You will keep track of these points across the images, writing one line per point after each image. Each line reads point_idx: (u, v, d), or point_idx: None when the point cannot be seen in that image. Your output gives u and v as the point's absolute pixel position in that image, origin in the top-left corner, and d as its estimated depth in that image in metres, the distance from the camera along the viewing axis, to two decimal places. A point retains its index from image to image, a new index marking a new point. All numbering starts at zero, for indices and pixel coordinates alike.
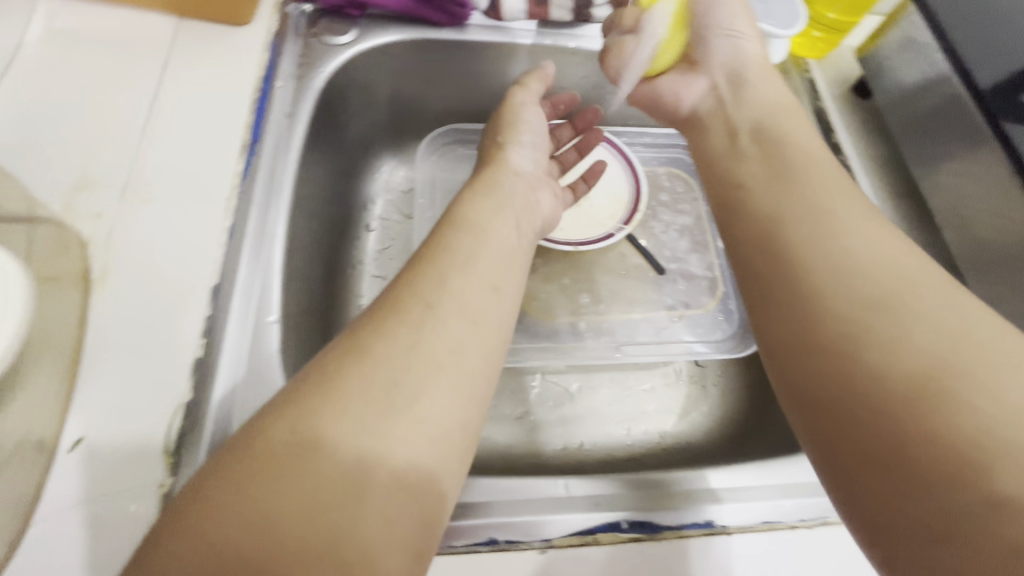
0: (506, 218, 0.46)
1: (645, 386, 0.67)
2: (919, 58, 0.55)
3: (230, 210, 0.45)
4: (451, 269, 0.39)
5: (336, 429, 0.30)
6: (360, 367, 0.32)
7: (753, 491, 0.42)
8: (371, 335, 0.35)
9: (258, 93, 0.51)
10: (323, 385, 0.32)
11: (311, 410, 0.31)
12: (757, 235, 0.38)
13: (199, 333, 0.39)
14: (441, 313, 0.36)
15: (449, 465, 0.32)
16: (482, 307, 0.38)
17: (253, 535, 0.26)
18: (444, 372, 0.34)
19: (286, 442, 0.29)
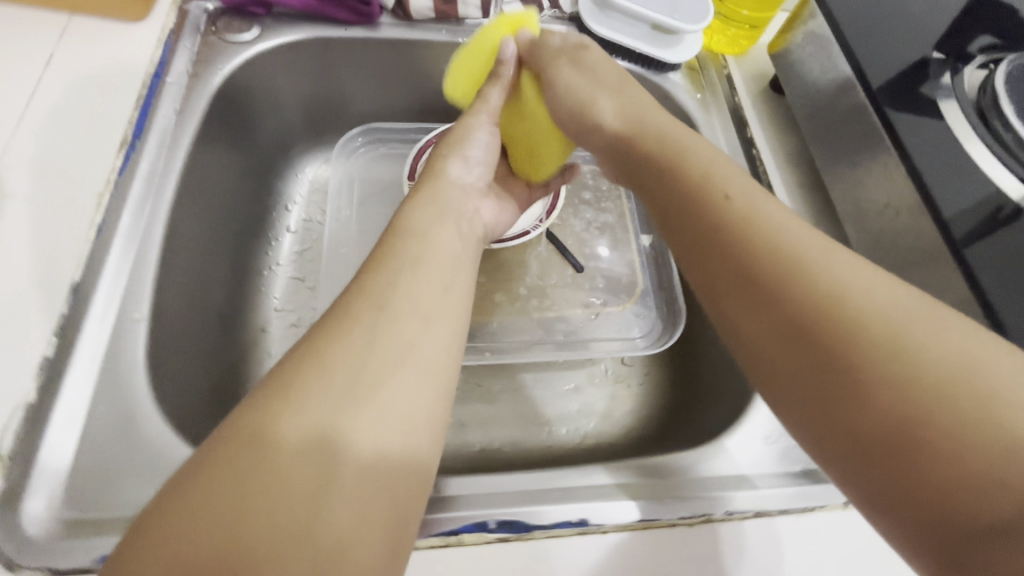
0: (449, 222, 0.42)
1: (570, 384, 0.64)
2: (821, 58, 0.56)
3: (100, 207, 0.44)
4: (400, 271, 0.36)
5: (294, 440, 0.28)
6: (313, 374, 0.30)
7: (631, 487, 0.41)
8: (317, 343, 0.32)
9: (145, 89, 0.50)
10: (281, 393, 0.30)
11: (261, 421, 0.28)
12: (714, 230, 0.36)
13: (51, 332, 0.39)
14: (392, 312, 0.33)
15: (421, 455, 0.30)
16: (437, 300, 0.35)
17: (219, 554, 0.24)
18: (409, 368, 0.32)
19: (241, 465, 0.27)
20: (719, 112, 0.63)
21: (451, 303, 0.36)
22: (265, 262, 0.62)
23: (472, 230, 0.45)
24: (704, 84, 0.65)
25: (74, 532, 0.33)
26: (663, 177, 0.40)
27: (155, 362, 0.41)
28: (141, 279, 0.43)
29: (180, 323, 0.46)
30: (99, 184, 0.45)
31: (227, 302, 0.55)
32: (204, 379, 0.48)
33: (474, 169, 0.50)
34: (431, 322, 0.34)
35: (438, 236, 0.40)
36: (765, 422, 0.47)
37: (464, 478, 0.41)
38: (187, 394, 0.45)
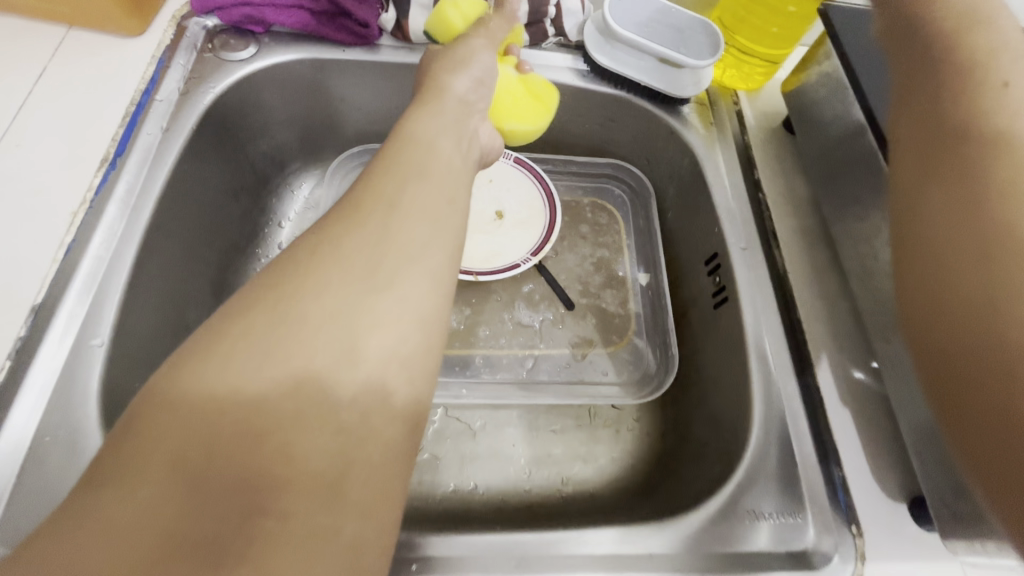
0: (456, 135, 0.41)
1: (553, 426, 0.61)
2: (834, 102, 0.52)
3: (73, 226, 0.44)
4: (405, 172, 0.35)
5: (318, 312, 0.29)
6: (326, 257, 0.31)
7: (589, 560, 0.39)
8: (333, 232, 0.32)
9: (133, 106, 0.50)
10: (299, 272, 0.30)
11: (281, 293, 0.30)
12: (966, 177, 0.31)
13: (7, 355, 0.38)
14: (403, 213, 0.33)
15: (431, 347, 0.32)
16: (444, 206, 0.35)
17: (238, 417, 0.26)
18: (419, 260, 0.32)
19: (264, 327, 0.28)
20: (726, 150, 0.60)
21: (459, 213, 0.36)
22: (250, 279, 0.60)
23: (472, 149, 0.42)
24: (712, 120, 0.62)
25: None
26: (921, 97, 0.35)
27: (111, 389, 0.40)
28: (105, 300, 0.42)
29: (147, 346, 0.45)
30: (76, 204, 0.45)
31: (205, 321, 0.54)
32: None
33: (475, 72, 0.47)
34: (440, 225, 0.34)
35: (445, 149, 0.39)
36: (750, 494, 0.43)
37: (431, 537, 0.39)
38: None
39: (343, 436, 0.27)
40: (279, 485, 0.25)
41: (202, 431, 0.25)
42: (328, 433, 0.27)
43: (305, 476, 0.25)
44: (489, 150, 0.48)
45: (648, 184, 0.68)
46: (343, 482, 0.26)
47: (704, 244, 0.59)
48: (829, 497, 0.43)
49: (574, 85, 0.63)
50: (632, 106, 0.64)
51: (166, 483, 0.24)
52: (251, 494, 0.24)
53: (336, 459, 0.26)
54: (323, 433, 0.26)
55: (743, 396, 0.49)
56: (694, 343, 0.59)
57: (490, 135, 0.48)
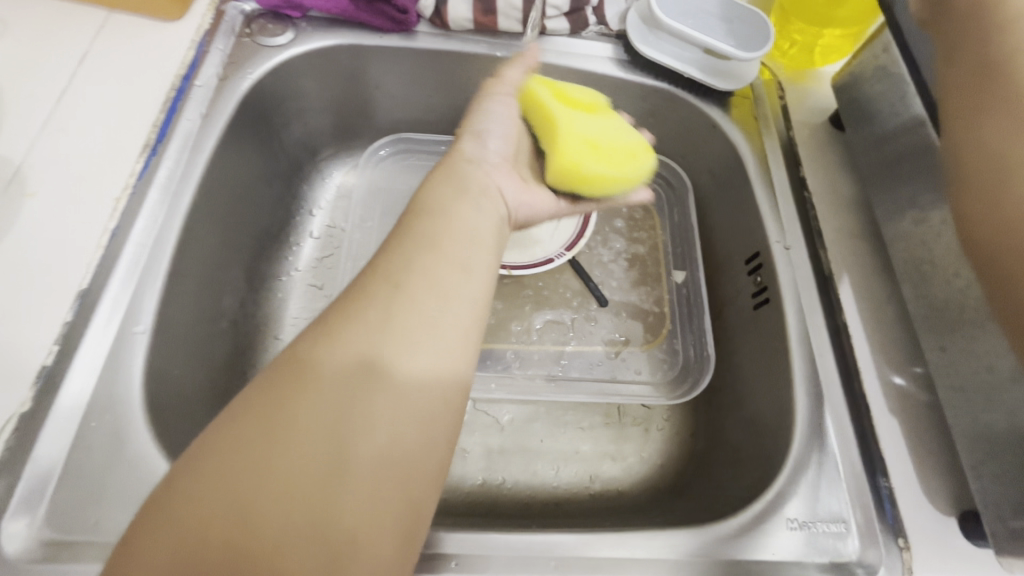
0: (472, 198, 0.41)
1: (583, 423, 0.60)
2: (891, 96, 0.50)
3: (116, 211, 0.44)
4: (415, 250, 0.37)
5: (306, 417, 0.30)
6: (325, 349, 0.32)
7: (628, 563, 0.39)
8: (333, 326, 0.34)
9: (173, 91, 0.50)
10: (290, 374, 0.32)
11: (272, 396, 0.31)
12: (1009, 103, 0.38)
13: (53, 339, 0.39)
14: (407, 291, 0.35)
15: (429, 447, 0.32)
16: (451, 283, 0.36)
17: (223, 527, 0.27)
18: (417, 350, 0.33)
19: (278, 408, 0.30)
20: (771, 146, 0.58)
21: (470, 289, 0.37)
22: (282, 267, 0.60)
23: (501, 210, 0.43)
24: (756, 114, 0.60)
25: (52, 554, 0.33)
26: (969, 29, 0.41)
27: (152, 373, 0.40)
28: (148, 287, 0.42)
29: (185, 332, 0.46)
30: (118, 189, 0.45)
31: (239, 308, 0.54)
32: (206, 389, 0.47)
33: (495, 139, 0.47)
34: (448, 305, 0.35)
35: (462, 212, 0.40)
36: (792, 502, 0.42)
37: (468, 534, 0.39)
38: (187, 405, 0.44)
39: (331, 545, 0.27)
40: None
41: (192, 538, 0.27)
42: (314, 542, 0.27)
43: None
44: (524, 214, 0.46)
45: (685, 179, 0.67)
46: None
47: (744, 242, 0.58)
48: (875, 508, 0.42)
49: (614, 75, 0.61)
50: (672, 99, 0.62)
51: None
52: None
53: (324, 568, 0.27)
54: (310, 542, 0.27)
55: (784, 400, 0.47)
56: (730, 344, 0.58)
57: (524, 198, 0.46)
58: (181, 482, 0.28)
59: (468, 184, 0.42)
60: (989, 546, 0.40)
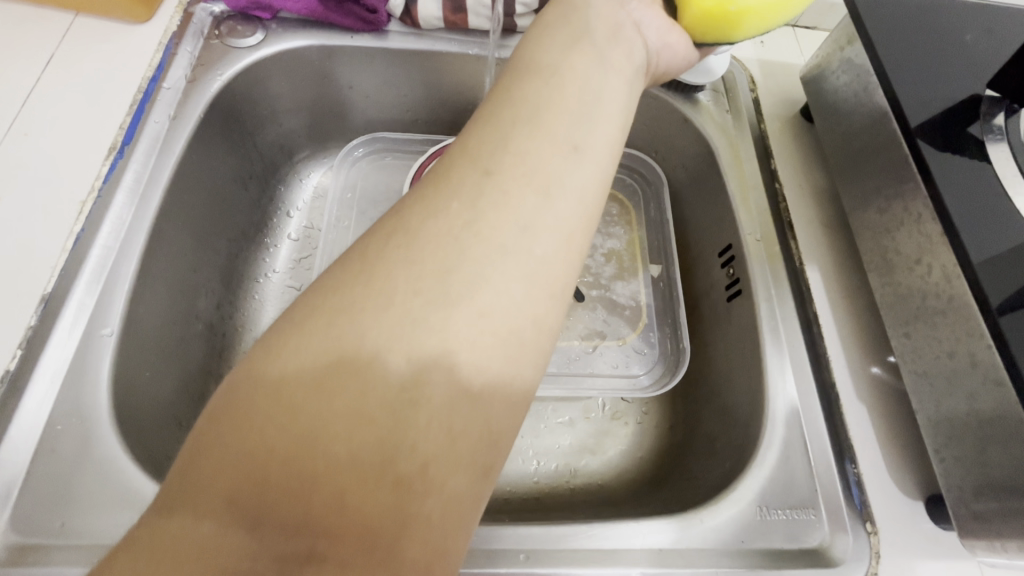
0: (586, 50, 0.33)
1: (562, 418, 0.60)
2: (856, 87, 0.51)
3: (82, 215, 0.43)
4: (515, 126, 0.30)
5: (382, 329, 0.25)
6: (408, 243, 0.27)
7: (601, 554, 0.39)
8: (421, 214, 0.27)
9: (141, 94, 0.50)
10: (366, 269, 0.26)
11: (343, 307, 0.25)
12: None
13: (18, 345, 0.38)
14: (500, 177, 0.28)
15: (520, 375, 0.26)
16: (550, 171, 0.29)
17: (287, 452, 0.22)
18: (512, 250, 0.27)
19: (343, 319, 0.25)
20: (742, 140, 0.59)
21: (579, 177, 0.30)
22: (259, 268, 0.60)
23: (627, 63, 0.35)
24: (727, 108, 0.61)
25: (16, 558, 0.33)
26: None
27: (121, 377, 0.40)
28: (115, 291, 0.41)
29: (156, 333, 0.45)
30: (86, 192, 0.44)
31: (214, 310, 0.54)
32: (178, 391, 0.47)
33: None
34: (551, 200, 0.29)
35: (572, 72, 0.32)
36: (763, 491, 0.42)
37: None
38: (159, 408, 0.44)
39: (403, 485, 0.22)
40: (333, 532, 0.21)
41: (251, 462, 0.22)
42: (385, 482, 0.22)
43: (359, 519, 0.22)
44: (664, 60, 0.40)
45: (660, 174, 0.67)
46: (404, 533, 0.22)
47: (718, 234, 0.58)
48: (843, 493, 0.42)
49: None
50: (644, 94, 0.63)
51: (220, 517, 0.21)
52: (305, 541, 0.21)
53: (396, 513, 0.22)
54: (381, 480, 0.22)
55: (756, 390, 0.48)
56: (707, 336, 0.58)
57: (666, 39, 0.39)
58: (240, 396, 0.23)
59: (581, 30, 0.34)
60: (954, 528, 0.40)
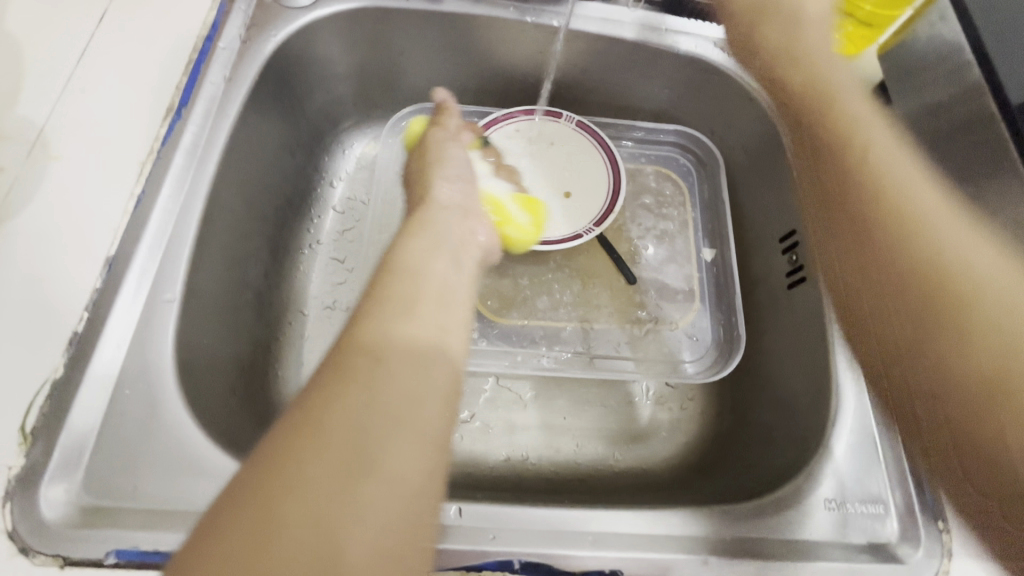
0: (442, 254, 0.38)
1: (607, 401, 0.59)
2: (945, 65, 0.48)
3: (142, 176, 0.42)
4: (394, 315, 0.32)
5: (294, 509, 0.24)
6: (309, 436, 0.26)
7: (664, 539, 0.38)
8: (318, 397, 0.28)
9: (195, 54, 0.48)
10: (271, 459, 0.25)
11: (255, 493, 0.24)
12: (882, 263, 0.38)
13: (83, 306, 0.37)
14: (390, 360, 0.30)
15: (426, 526, 0.27)
16: (430, 342, 0.32)
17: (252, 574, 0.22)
18: (407, 424, 0.28)
19: (255, 508, 0.24)
20: None
21: (450, 356, 0.33)
22: (304, 239, 0.59)
23: (471, 263, 0.41)
24: None
25: (90, 521, 0.32)
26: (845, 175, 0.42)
27: (183, 345, 0.40)
28: (177, 257, 0.41)
29: (213, 301, 0.45)
30: (143, 153, 0.43)
31: (262, 280, 0.53)
32: (234, 360, 0.46)
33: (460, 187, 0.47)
34: (429, 373, 0.31)
35: (433, 274, 0.36)
36: (829, 483, 0.41)
37: (490, 508, 0.38)
38: (217, 377, 0.43)
39: None
40: None
41: None
42: None
43: None
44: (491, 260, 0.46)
45: (717, 155, 0.65)
46: None
47: (780, 220, 0.56)
48: (913, 489, 0.41)
49: (647, 43, 0.59)
50: (707, 70, 0.60)
51: None
52: None
53: None
54: None
55: (822, 380, 0.47)
56: (762, 324, 0.57)
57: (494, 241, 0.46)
58: None
59: (439, 239, 0.40)
60: None
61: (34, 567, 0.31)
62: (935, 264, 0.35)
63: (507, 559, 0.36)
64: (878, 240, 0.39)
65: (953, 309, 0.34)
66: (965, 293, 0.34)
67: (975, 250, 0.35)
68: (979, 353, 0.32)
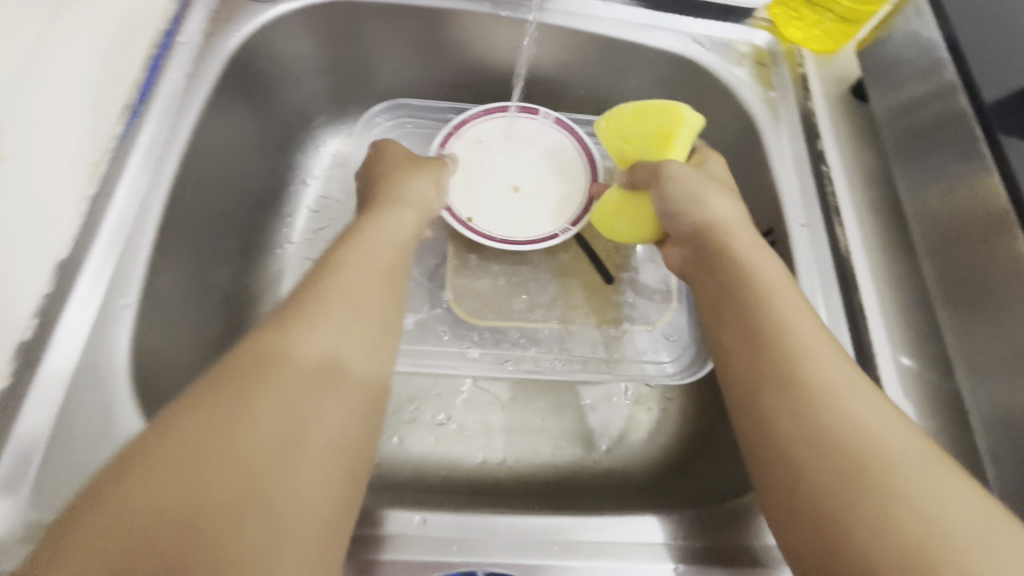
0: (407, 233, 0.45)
1: (584, 401, 0.59)
2: (918, 61, 0.48)
3: (96, 175, 0.41)
4: (344, 286, 0.37)
5: (232, 440, 0.28)
6: (251, 381, 0.30)
7: (619, 547, 0.37)
8: (267, 345, 0.32)
9: (155, 50, 0.46)
10: (215, 395, 0.29)
11: (196, 419, 0.28)
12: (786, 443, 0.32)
13: (32, 311, 0.36)
14: (341, 319, 0.35)
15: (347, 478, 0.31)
16: (373, 316, 0.37)
17: (175, 516, 0.25)
18: (338, 387, 0.32)
19: (195, 432, 0.28)
20: (788, 118, 0.56)
21: (390, 335, 0.38)
22: (275, 239, 0.58)
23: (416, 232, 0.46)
24: (773, 85, 0.57)
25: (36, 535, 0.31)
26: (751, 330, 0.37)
27: (141, 350, 0.39)
28: (135, 260, 0.40)
29: (175, 305, 0.44)
30: (98, 151, 0.42)
31: (230, 281, 0.52)
32: (199, 364, 0.45)
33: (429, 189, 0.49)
34: (369, 344, 0.35)
35: (389, 246, 0.42)
36: None
37: (452, 516, 0.37)
38: (179, 382, 0.42)
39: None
40: None
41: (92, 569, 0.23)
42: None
43: None
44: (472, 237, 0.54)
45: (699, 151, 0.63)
46: None
47: (757, 218, 0.56)
48: None
49: (625, 39, 0.58)
50: (686, 67, 0.59)
51: None
52: None
53: None
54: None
55: None
56: None
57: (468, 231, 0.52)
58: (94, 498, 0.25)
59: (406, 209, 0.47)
60: None
61: None
62: (856, 437, 0.31)
63: (471, 568, 0.36)
64: (792, 410, 0.33)
65: (849, 483, 0.29)
66: (884, 471, 0.29)
67: (889, 424, 0.32)
68: (888, 526, 0.27)
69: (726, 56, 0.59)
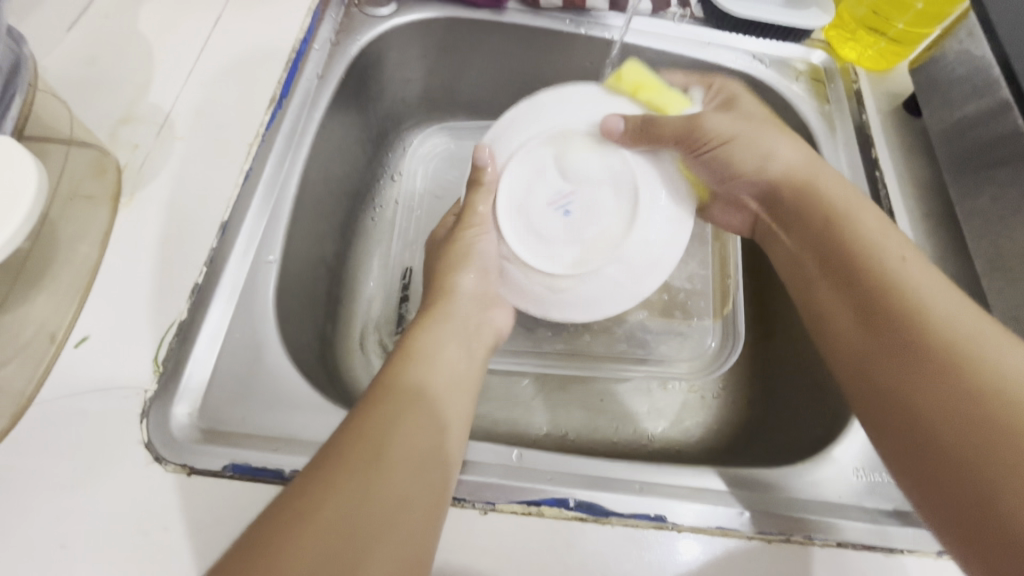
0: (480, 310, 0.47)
1: (641, 386, 0.62)
2: (973, 78, 0.51)
3: (250, 154, 0.48)
4: (421, 328, 0.43)
5: (340, 495, 0.31)
6: (361, 430, 0.34)
7: (625, 483, 0.40)
8: (369, 403, 0.36)
9: (293, 53, 0.54)
10: (326, 462, 0.32)
11: (306, 488, 0.31)
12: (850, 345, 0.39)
13: (201, 262, 0.43)
14: (415, 357, 0.40)
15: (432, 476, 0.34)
16: (447, 355, 0.42)
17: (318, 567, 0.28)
18: (420, 415, 0.36)
19: (303, 503, 0.30)
20: (844, 128, 0.61)
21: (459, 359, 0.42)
22: (370, 223, 0.65)
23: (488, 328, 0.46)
24: (829, 99, 0.62)
25: (208, 439, 0.38)
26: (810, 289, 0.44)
27: (279, 299, 0.45)
28: (276, 226, 0.47)
29: (301, 268, 0.51)
30: (251, 136, 0.49)
31: (336, 257, 0.59)
32: (310, 324, 0.52)
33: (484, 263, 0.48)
34: (436, 366, 0.40)
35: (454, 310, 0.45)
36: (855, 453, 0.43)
37: (543, 455, 0.41)
38: (301, 333, 0.49)
39: None
40: None
41: None
42: None
43: None
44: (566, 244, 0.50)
45: None
46: None
47: None
48: None
49: (693, 55, 0.64)
50: (747, 81, 0.65)
51: None
52: None
53: None
54: None
55: None
56: None
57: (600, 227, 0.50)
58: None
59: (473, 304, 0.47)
60: None
61: (165, 473, 0.36)
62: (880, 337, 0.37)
63: (563, 496, 0.39)
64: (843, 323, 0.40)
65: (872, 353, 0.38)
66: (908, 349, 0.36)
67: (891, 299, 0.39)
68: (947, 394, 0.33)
69: (784, 73, 0.64)
